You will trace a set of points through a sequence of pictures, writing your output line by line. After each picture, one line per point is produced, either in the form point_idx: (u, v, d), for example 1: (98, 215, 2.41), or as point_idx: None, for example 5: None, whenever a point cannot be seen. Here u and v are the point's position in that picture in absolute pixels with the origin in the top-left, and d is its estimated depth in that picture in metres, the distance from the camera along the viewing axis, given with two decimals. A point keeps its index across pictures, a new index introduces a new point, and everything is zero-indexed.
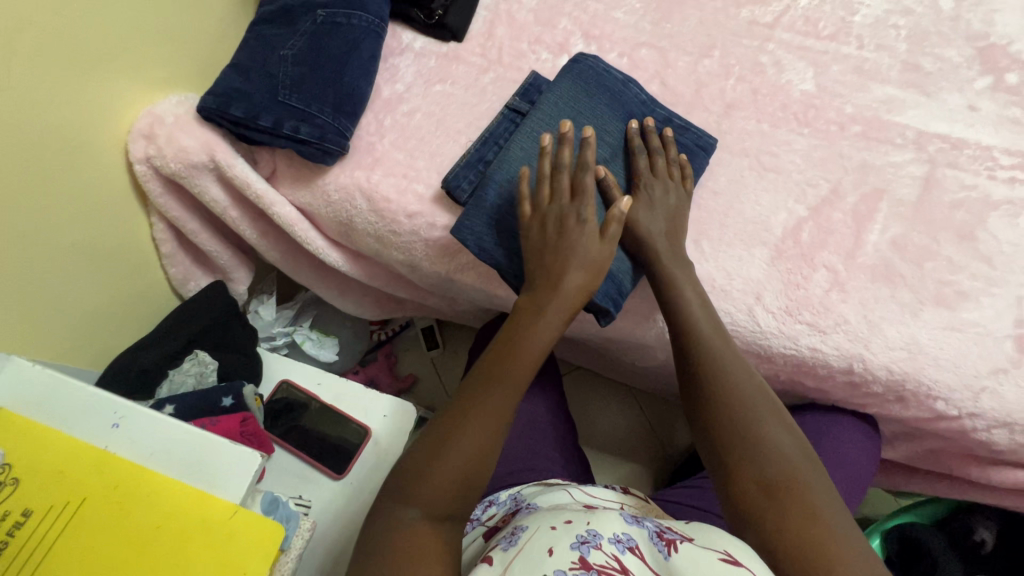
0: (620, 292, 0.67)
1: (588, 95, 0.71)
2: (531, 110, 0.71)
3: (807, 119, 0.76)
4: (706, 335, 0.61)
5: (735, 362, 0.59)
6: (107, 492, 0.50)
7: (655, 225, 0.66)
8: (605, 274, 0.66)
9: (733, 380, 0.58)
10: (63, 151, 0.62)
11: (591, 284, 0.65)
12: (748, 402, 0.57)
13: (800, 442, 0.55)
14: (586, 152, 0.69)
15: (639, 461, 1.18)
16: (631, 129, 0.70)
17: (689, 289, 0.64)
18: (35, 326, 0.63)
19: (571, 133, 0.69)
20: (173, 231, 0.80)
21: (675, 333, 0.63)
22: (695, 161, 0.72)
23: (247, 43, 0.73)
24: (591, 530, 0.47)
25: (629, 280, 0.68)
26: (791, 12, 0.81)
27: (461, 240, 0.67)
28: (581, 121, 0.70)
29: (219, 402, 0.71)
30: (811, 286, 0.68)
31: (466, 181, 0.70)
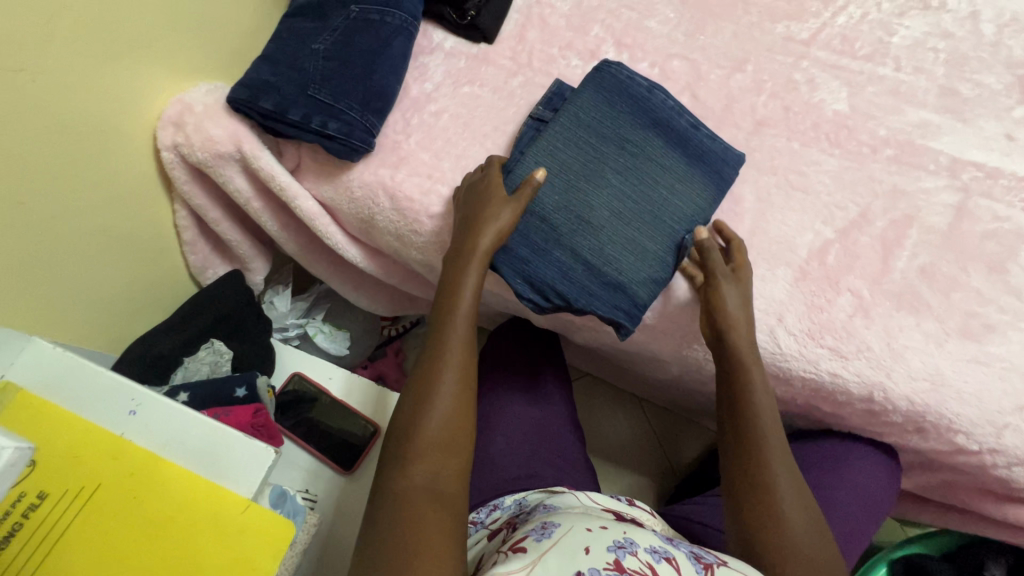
0: (635, 306, 0.65)
1: (611, 105, 0.70)
2: (552, 119, 0.70)
3: (838, 140, 0.74)
4: (758, 412, 0.60)
5: (782, 450, 0.58)
6: (122, 480, 0.50)
7: (739, 310, 0.63)
8: (617, 287, 0.65)
9: (772, 455, 0.57)
10: (89, 137, 0.61)
11: (600, 299, 0.65)
12: (762, 421, 0.59)
13: (795, 472, 0.57)
14: (607, 162, 0.68)
15: (643, 473, 1.18)
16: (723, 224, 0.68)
17: (733, 298, 0.63)
18: (51, 309, 0.63)
19: (590, 144, 0.68)
20: (196, 219, 0.80)
21: (729, 410, 0.61)
22: (724, 174, 0.70)
23: (280, 35, 0.73)
24: (627, 537, 0.48)
25: (644, 291, 0.65)
26: (827, 30, 0.80)
27: None
28: (601, 131, 0.69)
29: (232, 393, 0.72)
30: (835, 310, 0.67)
31: None
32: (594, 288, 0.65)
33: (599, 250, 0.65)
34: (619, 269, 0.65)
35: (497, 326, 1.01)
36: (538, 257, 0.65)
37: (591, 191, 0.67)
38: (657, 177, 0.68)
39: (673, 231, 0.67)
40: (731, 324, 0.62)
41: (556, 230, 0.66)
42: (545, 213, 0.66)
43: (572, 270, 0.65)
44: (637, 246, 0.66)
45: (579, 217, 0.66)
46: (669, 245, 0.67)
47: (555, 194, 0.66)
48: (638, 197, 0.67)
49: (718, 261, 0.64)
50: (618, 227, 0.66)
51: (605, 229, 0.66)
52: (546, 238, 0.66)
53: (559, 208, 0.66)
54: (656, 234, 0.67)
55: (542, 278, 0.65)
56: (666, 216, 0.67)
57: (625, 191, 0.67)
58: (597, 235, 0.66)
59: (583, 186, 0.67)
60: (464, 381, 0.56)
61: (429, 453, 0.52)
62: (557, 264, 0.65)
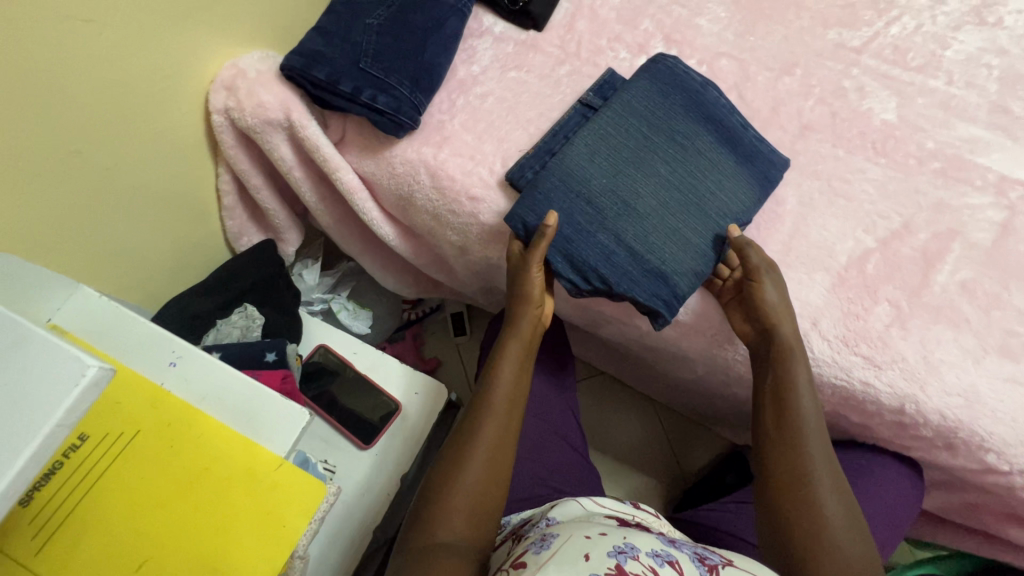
0: (674, 297, 0.65)
1: (665, 96, 0.70)
2: (603, 105, 0.71)
3: (884, 149, 0.74)
4: (805, 418, 0.60)
5: (823, 457, 0.58)
6: (160, 429, 0.51)
7: (779, 305, 0.64)
8: (659, 275, 0.65)
9: (813, 462, 0.57)
10: (143, 95, 0.62)
11: (641, 288, 0.65)
12: (801, 423, 0.60)
13: (836, 471, 0.58)
14: (657, 151, 0.68)
15: (652, 475, 1.17)
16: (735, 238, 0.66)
17: (773, 293, 0.64)
18: (95, 258, 0.64)
19: (639, 132, 0.69)
20: (237, 185, 0.81)
21: (774, 412, 0.62)
22: (770, 174, 0.70)
23: (335, 8, 0.74)
24: (627, 543, 0.48)
25: (686, 283, 0.65)
26: (879, 39, 0.79)
27: (513, 227, 0.68)
28: (652, 120, 0.69)
29: (262, 357, 0.73)
30: (871, 319, 0.66)
31: (529, 170, 0.70)
32: (635, 276, 0.65)
33: (644, 237, 0.66)
34: (663, 259, 0.65)
35: None
36: (581, 237, 0.65)
37: (638, 178, 0.67)
38: (703, 171, 0.69)
39: (715, 225, 0.68)
40: (774, 318, 0.64)
41: (601, 213, 0.66)
42: (590, 196, 0.66)
43: (615, 254, 0.65)
44: (680, 235, 0.66)
45: (624, 202, 0.67)
46: (711, 238, 0.67)
47: (604, 176, 0.67)
48: (683, 188, 0.68)
49: (758, 257, 0.65)
50: (663, 217, 0.67)
51: (650, 218, 0.66)
52: (590, 221, 0.66)
53: (606, 191, 0.67)
54: (699, 227, 0.67)
55: (584, 259, 0.65)
56: (713, 210, 0.68)
57: (672, 183, 0.68)
58: (642, 222, 0.66)
59: (631, 173, 0.67)
60: (496, 450, 0.59)
61: (467, 490, 0.55)
62: (602, 247, 0.65)
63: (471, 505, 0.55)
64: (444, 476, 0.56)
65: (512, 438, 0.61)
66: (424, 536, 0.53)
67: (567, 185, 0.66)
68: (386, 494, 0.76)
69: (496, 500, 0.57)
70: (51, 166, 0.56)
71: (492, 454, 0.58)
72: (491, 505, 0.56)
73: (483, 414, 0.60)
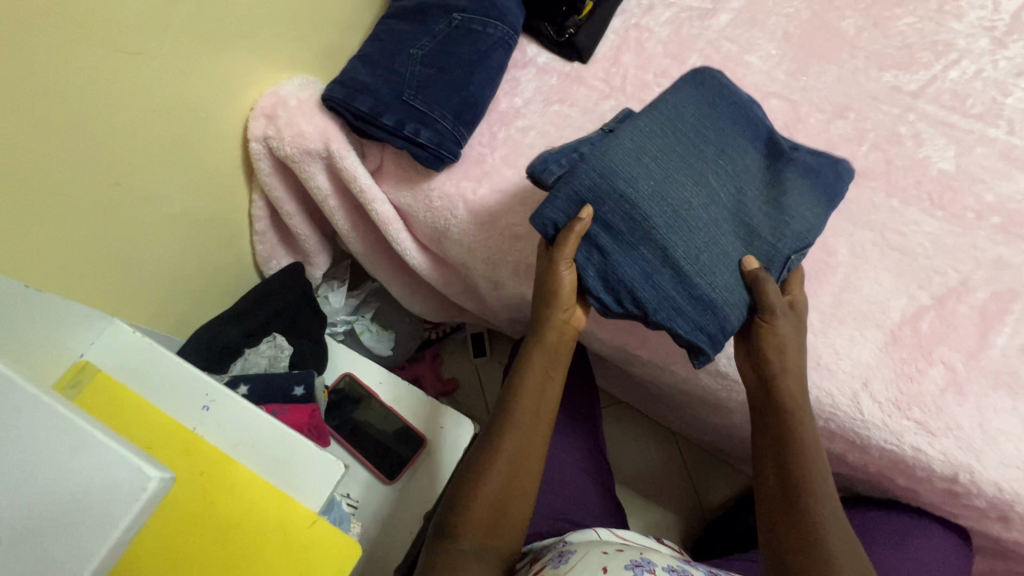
0: (721, 330, 0.60)
1: (712, 105, 0.64)
2: (647, 104, 0.64)
3: (942, 202, 0.71)
4: (810, 469, 0.56)
5: (833, 514, 0.54)
6: (193, 479, 0.49)
7: (791, 350, 0.60)
8: (706, 304, 0.59)
9: (821, 518, 0.53)
10: (180, 125, 0.61)
11: (683, 318, 0.59)
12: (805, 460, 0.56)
13: (847, 529, 0.53)
14: (708, 161, 0.61)
15: (672, 510, 1.13)
16: (750, 270, 0.60)
17: (788, 337, 0.60)
18: (129, 292, 0.63)
19: (689, 136, 0.62)
20: (270, 211, 0.80)
21: (778, 464, 0.58)
22: (834, 193, 0.65)
23: (378, 36, 0.73)
24: (644, 558, 0.51)
25: (734, 316, 0.60)
26: (937, 83, 0.76)
27: (541, 231, 0.61)
28: (702, 125, 0.63)
29: (291, 390, 0.72)
30: (925, 382, 0.63)
31: (555, 166, 0.62)
32: (679, 304, 0.59)
33: (694, 258, 0.59)
34: (712, 284, 0.59)
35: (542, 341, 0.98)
36: (623, 254, 0.60)
37: (687, 189, 0.60)
38: (755, 188, 0.63)
39: (773, 246, 0.61)
40: (780, 362, 0.60)
41: (647, 226, 0.59)
42: (636, 201, 0.59)
43: (657, 276, 0.59)
44: (729, 257, 0.60)
45: (675, 214, 0.59)
46: (767, 262, 0.61)
47: (651, 180, 0.59)
48: (734, 205, 0.62)
49: (775, 295, 0.59)
50: (712, 237, 0.60)
51: (701, 233, 0.60)
52: (634, 234, 0.59)
53: (655, 198, 0.59)
54: (747, 252, 0.61)
55: (622, 280, 0.59)
56: (768, 230, 0.62)
57: (723, 197, 0.61)
58: (691, 238, 0.59)
59: (682, 180, 0.60)
60: (516, 465, 0.58)
61: (486, 501, 0.56)
62: (642, 267, 0.59)
63: (490, 516, 0.56)
64: (465, 484, 0.58)
65: (531, 456, 0.60)
66: (452, 547, 0.54)
67: (608, 187, 0.59)
68: (409, 534, 0.73)
69: (517, 514, 0.57)
70: (91, 200, 0.55)
71: (518, 467, 0.59)
72: (510, 519, 0.57)
73: (504, 429, 0.60)
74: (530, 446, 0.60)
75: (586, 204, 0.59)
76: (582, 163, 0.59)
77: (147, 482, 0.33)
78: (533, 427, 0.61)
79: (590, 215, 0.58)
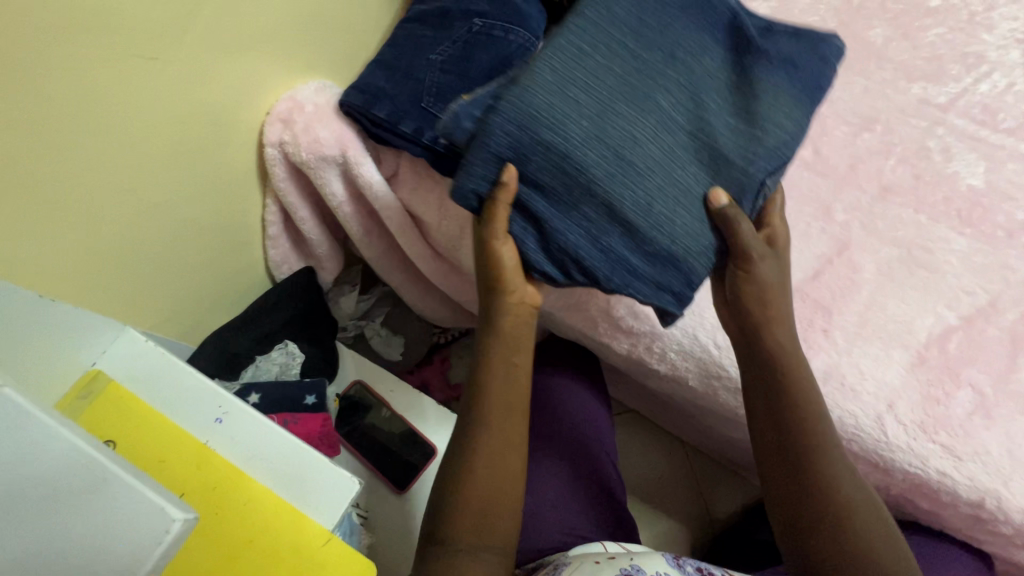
0: (687, 285, 0.56)
1: (642, 11, 0.56)
2: (571, 21, 0.55)
3: (971, 219, 0.69)
4: (811, 408, 0.53)
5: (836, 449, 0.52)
6: (205, 493, 0.48)
7: (770, 294, 0.55)
8: (666, 258, 0.55)
9: (827, 455, 0.51)
10: (197, 130, 0.60)
11: (641, 279, 0.55)
12: (813, 435, 0.52)
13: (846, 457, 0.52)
14: (648, 85, 0.54)
15: (680, 520, 1.11)
16: (716, 208, 0.55)
17: (771, 280, 0.56)
18: (141, 298, 0.62)
19: (623, 63, 0.54)
20: (283, 216, 0.78)
21: (776, 410, 0.54)
22: (814, 98, 0.59)
23: (398, 41, 0.72)
24: (634, 565, 0.57)
25: (700, 262, 0.55)
26: (967, 96, 0.74)
27: (468, 205, 0.55)
28: (637, 46, 0.55)
29: (302, 399, 0.70)
30: (952, 405, 0.62)
31: (469, 119, 0.54)
32: (635, 264, 0.55)
33: (647, 205, 0.53)
34: (671, 235, 0.54)
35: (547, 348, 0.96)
36: (565, 218, 0.54)
37: (625, 121, 0.53)
38: (710, 113, 0.56)
39: (739, 175, 0.55)
40: (766, 312, 0.55)
41: (585, 178, 0.52)
42: (567, 151, 0.52)
43: (606, 235, 0.54)
44: (689, 198, 0.55)
45: (618, 157, 0.53)
46: (735, 196, 0.56)
47: (584, 122, 0.52)
48: (687, 136, 0.55)
49: (746, 231, 0.54)
50: (666, 173, 0.54)
51: (652, 179, 0.53)
52: (574, 191, 0.53)
53: (592, 141, 0.52)
54: (710, 185, 0.56)
55: (566, 245, 0.54)
56: (733, 159, 0.55)
57: (674, 132, 0.55)
58: (641, 185, 0.53)
59: (623, 119, 0.53)
60: (504, 452, 0.53)
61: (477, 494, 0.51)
62: (589, 228, 0.54)
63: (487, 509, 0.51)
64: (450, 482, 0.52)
65: (514, 439, 0.54)
66: (444, 551, 0.50)
67: (530, 137, 0.51)
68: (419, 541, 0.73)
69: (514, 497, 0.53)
70: (106, 206, 0.54)
71: (498, 452, 0.53)
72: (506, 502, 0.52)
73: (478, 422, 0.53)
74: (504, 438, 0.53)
75: (507, 163, 0.52)
76: (497, 114, 0.51)
77: (176, 522, 0.34)
78: (505, 416, 0.54)
79: (515, 176, 0.52)
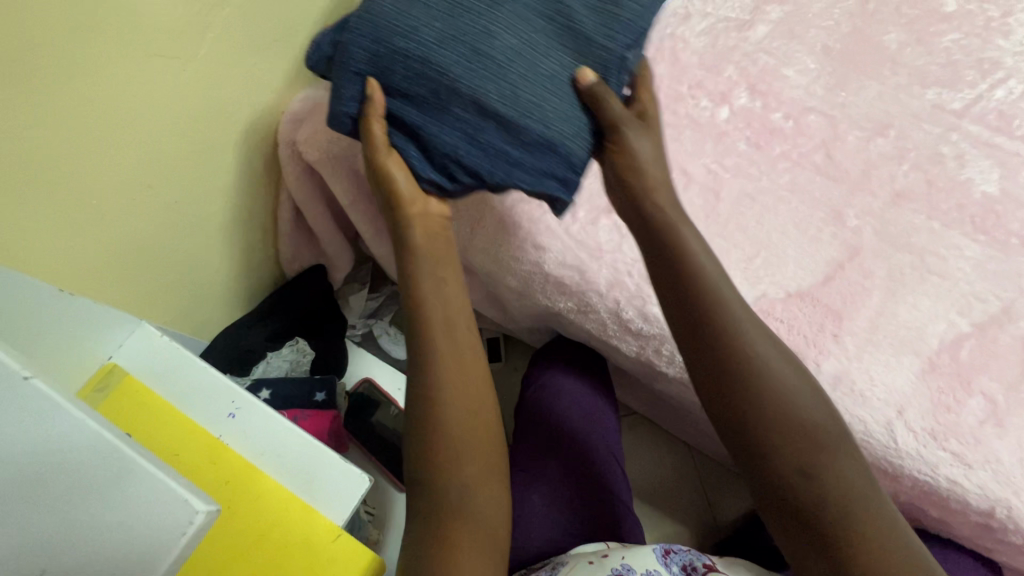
0: (571, 170, 0.55)
1: None
2: None
3: (985, 226, 0.68)
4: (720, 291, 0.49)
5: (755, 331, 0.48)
6: (220, 486, 0.49)
7: (648, 165, 0.55)
8: (545, 145, 0.53)
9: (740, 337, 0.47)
10: (212, 127, 0.61)
11: (524, 170, 0.54)
12: (774, 384, 0.45)
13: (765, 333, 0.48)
14: None
15: (684, 523, 1.11)
16: (589, 91, 0.54)
17: (648, 156, 0.55)
18: (157, 293, 0.63)
19: None
20: (295, 214, 0.79)
21: (679, 296, 0.50)
22: None
23: None
24: (624, 564, 0.59)
25: (580, 145, 0.55)
26: (982, 102, 0.74)
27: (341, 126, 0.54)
28: None
29: (312, 396, 0.72)
30: (963, 413, 0.61)
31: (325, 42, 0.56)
32: (516, 156, 0.53)
33: (513, 95, 0.52)
34: (544, 121, 0.53)
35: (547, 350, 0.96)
36: (438, 119, 0.53)
37: (476, 12, 0.52)
38: None
39: (602, 52, 0.55)
40: (650, 185, 0.54)
41: (447, 79, 0.52)
42: (424, 53, 0.51)
43: (483, 134, 0.53)
44: (559, 83, 0.54)
45: (478, 53, 0.52)
46: (603, 74, 0.55)
47: (436, 22, 0.52)
48: (545, 22, 0.54)
49: (614, 107, 0.54)
50: (530, 62, 0.53)
51: (516, 67, 0.52)
52: (441, 93, 0.52)
53: (449, 39, 0.51)
54: (576, 68, 0.55)
55: (442, 147, 0.54)
56: (593, 37, 0.55)
57: (532, 18, 0.54)
58: (506, 75, 0.52)
59: (473, 11, 0.52)
60: (465, 371, 0.49)
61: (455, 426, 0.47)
62: (462, 127, 0.53)
63: (464, 434, 0.47)
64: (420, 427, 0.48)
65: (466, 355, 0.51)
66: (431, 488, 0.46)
67: (385, 45, 0.51)
68: None
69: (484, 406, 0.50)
70: (125, 202, 0.54)
71: (457, 373, 0.49)
72: (481, 419, 0.49)
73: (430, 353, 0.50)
74: (466, 403, 0.49)
75: (367, 78, 0.52)
76: (350, 33, 0.52)
77: (199, 514, 0.35)
78: (461, 382, 0.49)
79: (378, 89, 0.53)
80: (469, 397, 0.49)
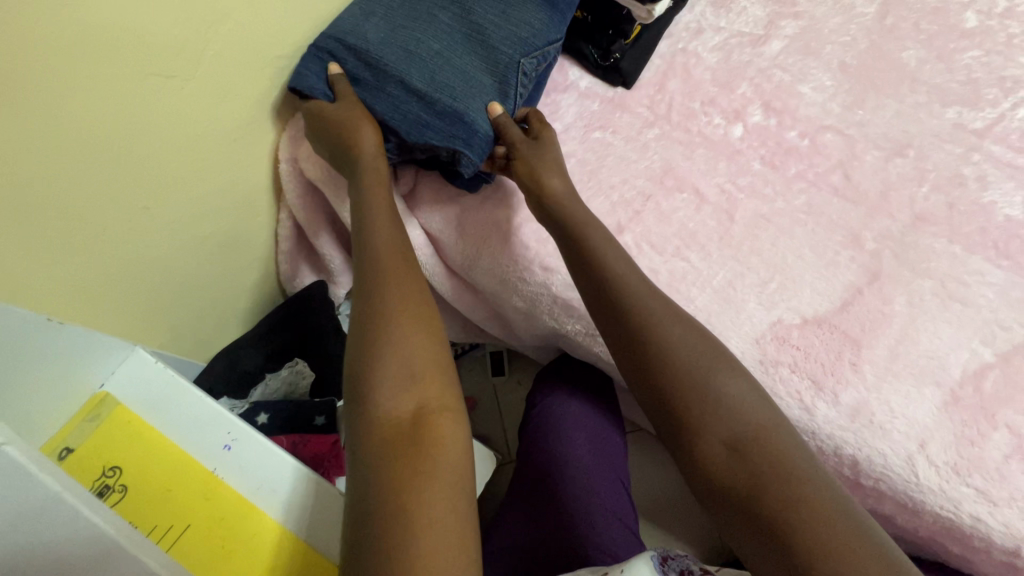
0: (477, 138, 0.62)
1: None
2: None
3: (1008, 251, 0.66)
4: (635, 286, 0.54)
5: (674, 319, 0.52)
6: (212, 524, 0.47)
7: (544, 171, 0.61)
8: (453, 116, 0.61)
9: (662, 323, 0.52)
10: (212, 146, 0.59)
11: (433, 129, 0.62)
12: (707, 381, 0.49)
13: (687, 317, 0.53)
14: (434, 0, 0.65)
15: (691, 546, 1.07)
16: (495, 118, 0.63)
17: (553, 172, 0.61)
18: (155, 316, 0.62)
19: None
20: (296, 231, 0.77)
21: (597, 289, 0.55)
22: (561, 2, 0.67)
23: None
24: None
25: (484, 121, 0.62)
26: (1005, 122, 0.72)
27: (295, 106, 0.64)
28: None
29: (312, 420, 0.69)
30: (988, 447, 0.58)
31: None
32: (427, 119, 0.62)
33: (430, 79, 0.62)
34: (453, 96, 0.62)
35: (552, 369, 0.94)
36: (370, 94, 0.63)
37: (412, 23, 0.64)
38: (480, 8, 0.65)
39: (507, 57, 0.64)
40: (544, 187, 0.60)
41: (379, 65, 0.62)
42: (366, 48, 0.62)
43: (405, 105, 0.62)
44: (472, 77, 0.63)
45: (408, 50, 0.63)
46: (506, 75, 0.64)
47: (381, 30, 0.63)
48: (466, 30, 0.65)
49: (513, 132, 0.63)
50: (447, 58, 0.63)
51: (434, 59, 0.63)
52: (376, 77, 0.62)
53: (386, 40, 0.63)
54: (492, 66, 0.64)
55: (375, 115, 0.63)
56: (500, 43, 0.64)
57: (455, 28, 0.65)
58: (425, 63, 0.63)
59: (409, 22, 0.64)
60: (404, 306, 0.50)
61: (390, 358, 0.47)
62: (388, 98, 0.62)
63: (402, 363, 0.47)
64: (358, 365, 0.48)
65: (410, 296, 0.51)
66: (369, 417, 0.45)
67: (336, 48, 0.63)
68: None
69: (429, 338, 0.50)
70: (121, 225, 0.52)
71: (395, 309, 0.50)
72: (423, 352, 0.48)
73: (369, 293, 0.51)
74: (422, 368, 0.48)
75: (328, 64, 0.62)
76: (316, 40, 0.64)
77: None
78: (413, 343, 0.49)
79: (339, 71, 0.62)
80: (409, 331, 0.49)
